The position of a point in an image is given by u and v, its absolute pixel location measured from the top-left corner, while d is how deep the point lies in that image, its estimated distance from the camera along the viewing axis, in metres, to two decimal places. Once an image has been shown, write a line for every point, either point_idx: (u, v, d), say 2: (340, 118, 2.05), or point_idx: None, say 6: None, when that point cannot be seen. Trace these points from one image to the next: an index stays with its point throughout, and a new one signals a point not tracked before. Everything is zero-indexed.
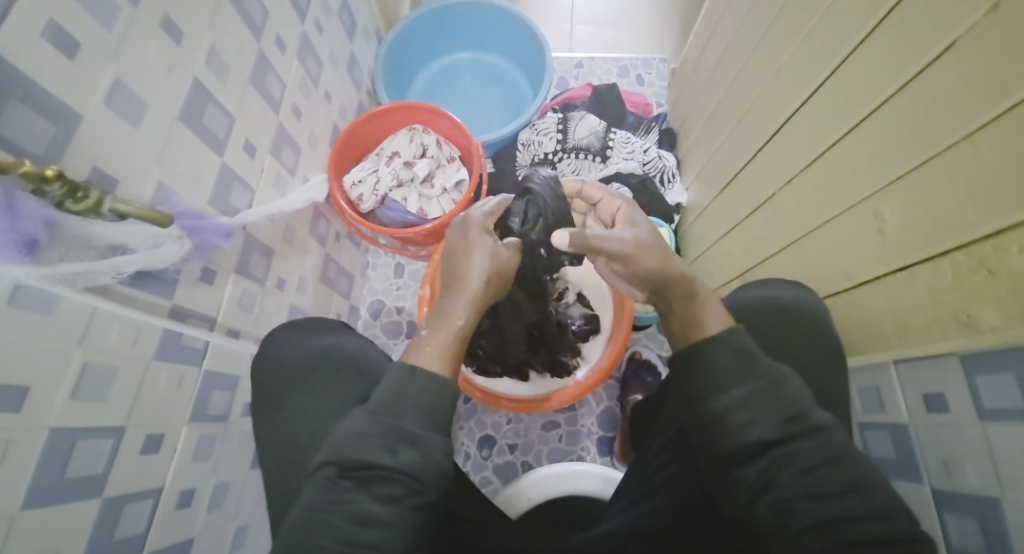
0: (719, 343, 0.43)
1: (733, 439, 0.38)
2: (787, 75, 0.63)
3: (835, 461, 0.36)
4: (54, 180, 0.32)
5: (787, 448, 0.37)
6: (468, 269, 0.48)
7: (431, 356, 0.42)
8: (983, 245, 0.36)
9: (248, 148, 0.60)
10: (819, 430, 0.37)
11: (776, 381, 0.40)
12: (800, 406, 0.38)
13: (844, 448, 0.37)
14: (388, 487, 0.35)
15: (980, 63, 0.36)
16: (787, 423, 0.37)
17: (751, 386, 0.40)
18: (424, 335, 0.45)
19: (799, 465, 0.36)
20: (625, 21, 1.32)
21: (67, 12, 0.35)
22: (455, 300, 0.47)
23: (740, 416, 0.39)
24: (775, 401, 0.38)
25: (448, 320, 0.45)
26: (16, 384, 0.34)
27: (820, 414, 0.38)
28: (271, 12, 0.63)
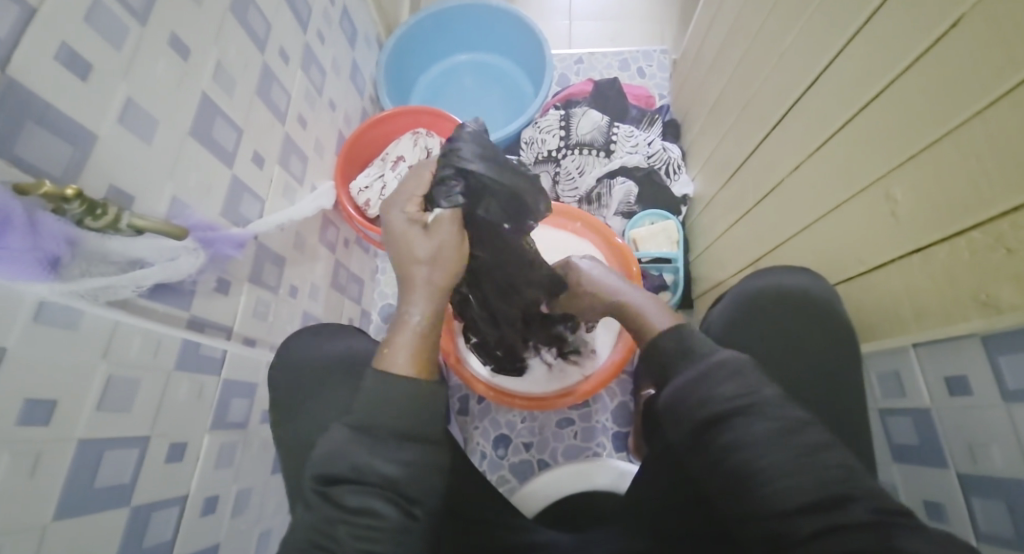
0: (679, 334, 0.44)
1: (694, 417, 0.38)
2: (790, 60, 0.63)
3: (791, 433, 0.34)
4: (73, 199, 0.33)
5: (741, 423, 0.35)
6: (410, 260, 0.48)
7: (399, 359, 0.42)
8: (1000, 222, 0.35)
9: (257, 159, 0.61)
10: (773, 405, 0.35)
11: (726, 360, 0.39)
12: (756, 382, 0.37)
13: (803, 421, 0.35)
14: (365, 498, 0.34)
15: (988, 38, 0.35)
16: (741, 398, 0.36)
17: (708, 365, 0.39)
18: (387, 341, 0.44)
19: (755, 440, 0.34)
20: (624, 14, 1.31)
21: (78, 34, 0.36)
22: (412, 297, 0.47)
23: (694, 398, 0.38)
24: (729, 376, 0.38)
25: (405, 323, 0.45)
26: (44, 399, 0.35)
27: (772, 389, 0.36)
28: (273, 24, 0.63)
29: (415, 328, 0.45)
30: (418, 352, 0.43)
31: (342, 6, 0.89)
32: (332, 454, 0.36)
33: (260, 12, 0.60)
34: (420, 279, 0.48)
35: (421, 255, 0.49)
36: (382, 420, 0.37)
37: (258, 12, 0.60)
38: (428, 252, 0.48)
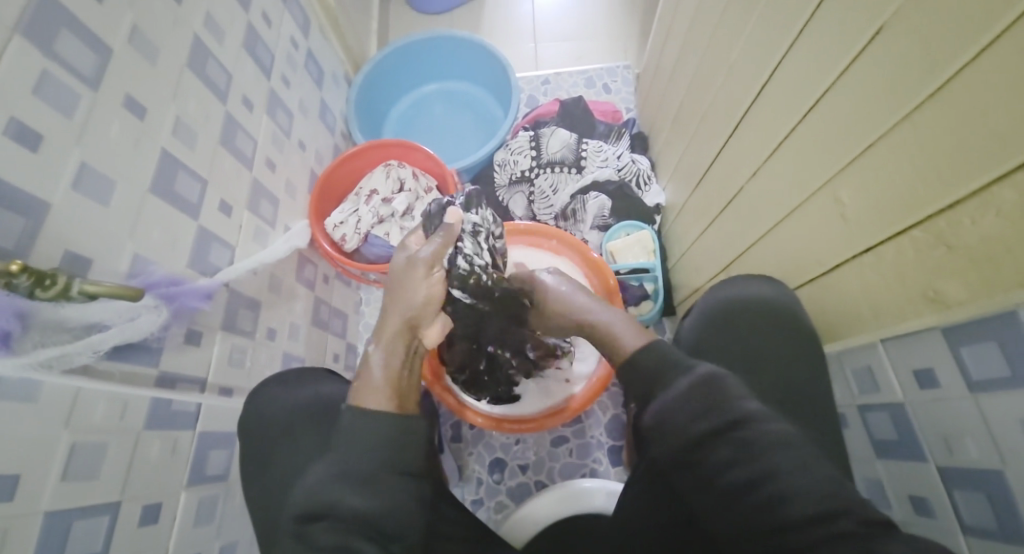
0: (645, 357, 0.46)
1: (668, 442, 0.40)
2: (739, 71, 0.65)
3: (757, 449, 0.37)
4: (20, 273, 0.33)
5: (715, 445, 0.38)
6: (396, 304, 0.56)
7: (369, 396, 0.46)
8: (938, 220, 0.36)
9: (224, 207, 0.61)
10: (738, 421, 0.38)
11: (700, 377, 0.42)
12: (716, 400, 0.40)
13: (780, 436, 0.37)
14: (345, 532, 0.37)
15: (909, 44, 0.36)
16: (705, 421, 0.39)
17: (668, 391, 0.42)
18: (359, 382, 0.50)
19: (726, 459, 0.37)
20: (585, 33, 1.34)
21: (24, 108, 0.36)
22: (384, 339, 0.54)
23: (674, 413, 0.41)
24: (690, 401, 0.40)
25: (375, 362, 0.51)
26: (6, 474, 0.35)
27: (746, 405, 0.39)
28: (234, 73, 0.64)
29: (379, 368, 0.50)
30: (385, 387, 0.48)
31: (307, 49, 0.90)
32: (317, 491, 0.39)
33: (219, 64, 0.61)
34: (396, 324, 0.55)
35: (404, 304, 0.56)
36: (366, 452, 0.41)
37: (218, 64, 0.61)
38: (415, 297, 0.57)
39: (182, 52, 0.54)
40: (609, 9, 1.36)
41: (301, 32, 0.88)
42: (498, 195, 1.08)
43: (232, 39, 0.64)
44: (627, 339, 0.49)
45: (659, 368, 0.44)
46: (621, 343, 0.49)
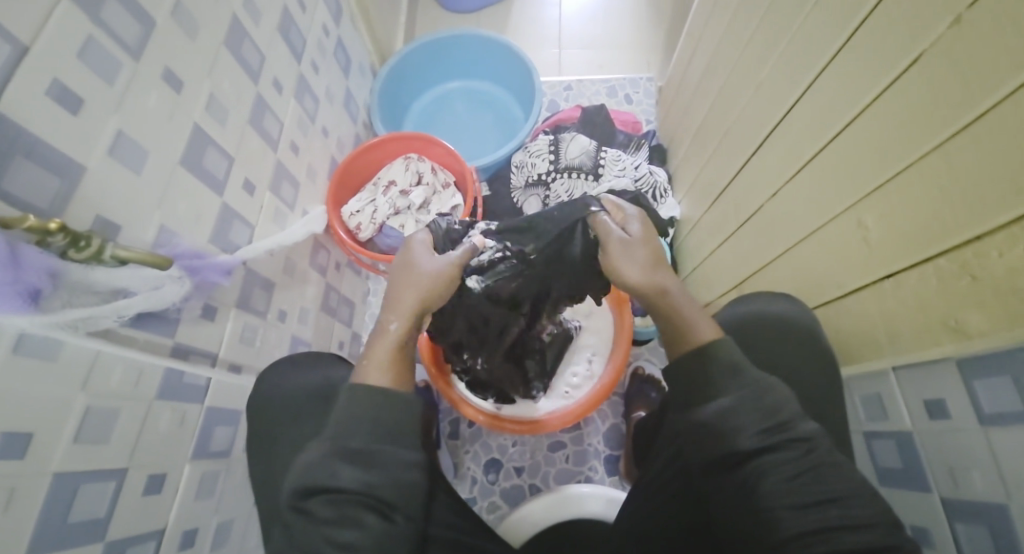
0: (707, 356, 0.45)
1: (721, 444, 0.41)
2: (766, 90, 0.65)
3: (817, 470, 0.38)
4: (57, 232, 0.33)
5: (770, 457, 0.39)
6: (414, 277, 0.53)
7: (375, 370, 0.45)
8: (964, 250, 0.37)
9: (248, 186, 0.62)
10: (804, 440, 0.39)
11: (761, 392, 0.42)
12: (786, 415, 0.40)
13: (830, 461, 0.38)
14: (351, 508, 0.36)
15: (946, 74, 0.36)
16: (773, 431, 0.39)
17: (735, 394, 0.42)
18: (365, 351, 0.48)
19: (780, 473, 0.38)
20: (611, 43, 1.35)
21: (70, 71, 0.37)
22: (396, 309, 0.51)
23: (727, 424, 0.41)
24: (761, 409, 0.41)
25: (385, 332, 0.49)
26: (22, 430, 0.35)
27: (804, 425, 0.40)
28: (268, 55, 0.65)
29: (392, 339, 0.48)
30: (392, 363, 0.46)
31: (337, 37, 0.91)
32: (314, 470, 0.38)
33: (255, 45, 0.62)
34: (410, 294, 0.52)
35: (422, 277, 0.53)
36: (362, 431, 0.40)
37: (253, 45, 0.61)
38: (434, 273, 0.53)
39: (220, 30, 0.55)
40: (635, 21, 1.37)
41: (333, 20, 0.89)
42: (513, 196, 1.08)
43: (269, 21, 0.65)
44: (701, 326, 0.48)
45: (723, 377, 0.44)
46: (694, 331, 0.48)
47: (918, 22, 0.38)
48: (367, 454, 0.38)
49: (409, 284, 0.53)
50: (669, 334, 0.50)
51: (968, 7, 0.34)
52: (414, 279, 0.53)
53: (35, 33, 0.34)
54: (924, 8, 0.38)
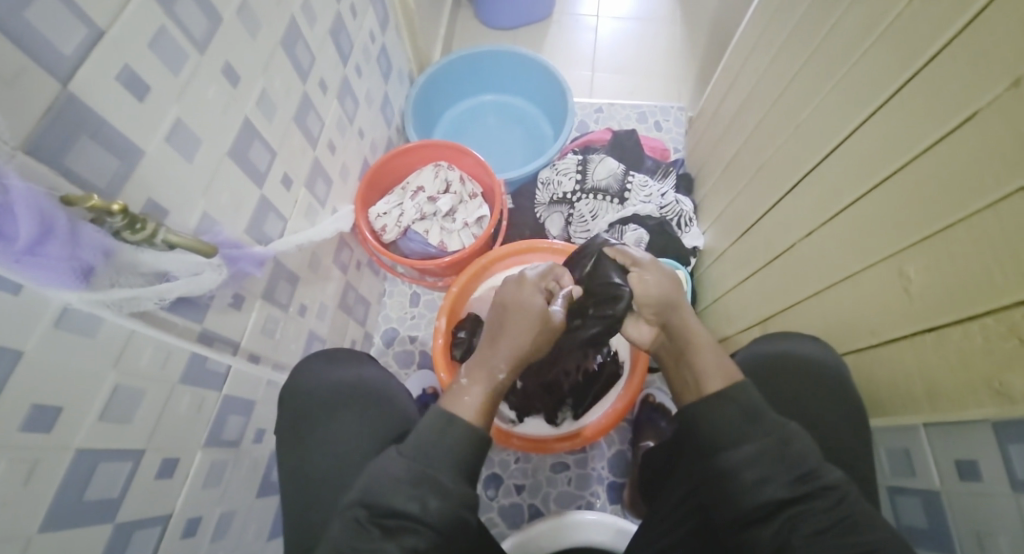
0: (727, 398, 0.45)
1: (749, 497, 0.40)
2: (806, 130, 0.65)
3: (847, 521, 0.38)
4: (117, 213, 0.34)
5: (801, 508, 0.38)
6: (519, 316, 0.51)
7: (469, 407, 0.44)
8: (1012, 311, 0.36)
9: (286, 181, 0.63)
10: (832, 488, 0.39)
11: (785, 440, 0.41)
12: (812, 464, 0.40)
13: (857, 510, 0.39)
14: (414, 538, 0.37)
15: (1001, 133, 0.36)
16: (801, 481, 0.39)
17: (759, 442, 0.41)
18: (463, 383, 0.47)
19: (812, 525, 0.38)
20: (644, 70, 1.36)
21: (140, 59, 0.38)
22: (502, 348, 0.49)
23: (754, 473, 0.40)
24: (786, 461, 0.40)
25: (490, 371, 0.48)
26: (50, 404, 0.35)
27: (829, 472, 0.40)
28: (318, 57, 0.66)
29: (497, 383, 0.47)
30: (488, 405, 0.45)
31: (382, 43, 0.93)
32: (393, 486, 0.38)
33: (307, 46, 0.63)
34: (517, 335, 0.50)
35: (532, 321, 0.51)
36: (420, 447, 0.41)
37: (306, 46, 0.63)
38: (538, 314, 0.52)
39: (279, 30, 0.56)
40: (670, 51, 1.38)
41: (380, 27, 0.91)
42: (537, 212, 1.09)
43: (323, 23, 0.67)
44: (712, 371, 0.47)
45: (746, 421, 0.43)
46: (704, 376, 0.47)
47: (975, 79, 0.38)
48: (407, 467, 0.40)
49: (518, 327, 0.50)
50: (686, 376, 0.50)
51: None
52: (523, 322, 0.51)
53: (112, 18, 0.35)
54: (985, 65, 0.37)
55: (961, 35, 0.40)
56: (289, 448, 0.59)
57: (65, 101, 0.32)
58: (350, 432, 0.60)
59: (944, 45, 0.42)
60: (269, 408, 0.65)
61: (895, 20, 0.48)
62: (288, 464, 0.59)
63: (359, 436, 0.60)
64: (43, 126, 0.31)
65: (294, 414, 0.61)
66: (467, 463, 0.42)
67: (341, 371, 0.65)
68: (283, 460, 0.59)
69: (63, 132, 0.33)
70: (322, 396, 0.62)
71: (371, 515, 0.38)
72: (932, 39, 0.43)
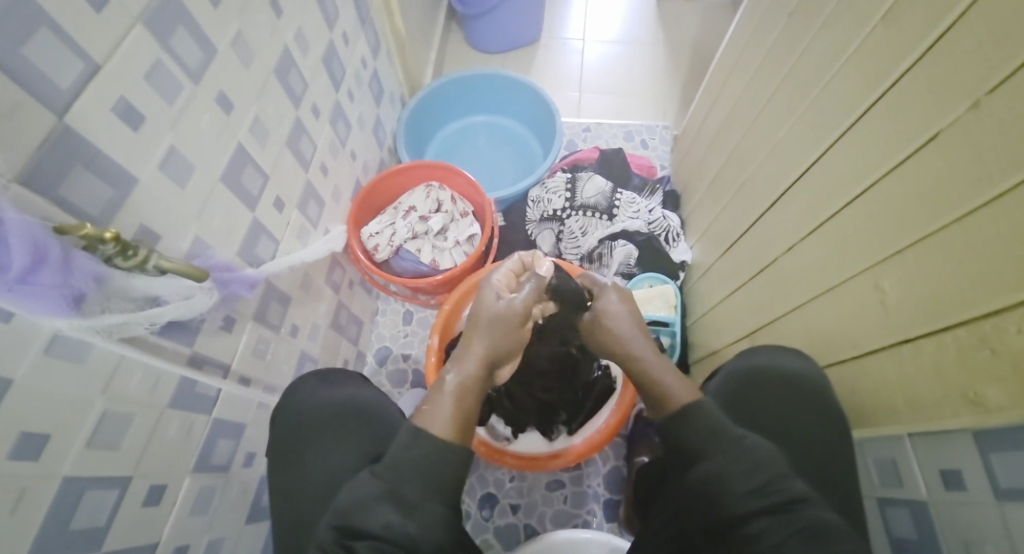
0: (687, 417, 0.45)
1: (713, 509, 0.42)
2: (783, 149, 0.67)
3: (801, 535, 0.38)
4: (110, 241, 0.35)
5: (759, 522, 0.39)
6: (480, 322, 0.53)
7: (433, 419, 0.45)
8: (983, 323, 0.37)
9: (278, 204, 0.64)
10: (792, 503, 0.39)
11: (744, 452, 0.42)
12: (771, 477, 0.41)
13: (827, 525, 0.39)
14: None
15: (963, 152, 0.38)
16: (759, 494, 0.40)
17: (714, 458, 0.43)
18: (428, 397, 0.48)
19: (770, 539, 0.39)
20: (630, 91, 1.40)
21: (135, 90, 0.39)
22: (465, 359, 0.50)
23: (717, 486, 0.42)
24: (740, 475, 0.41)
25: (448, 379, 0.49)
26: (38, 432, 0.35)
27: (793, 487, 0.40)
28: (310, 83, 0.68)
29: (456, 391, 0.48)
30: (453, 415, 0.45)
31: (373, 68, 0.95)
32: (362, 505, 0.40)
33: (300, 73, 0.65)
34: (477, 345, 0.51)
35: (486, 328, 0.52)
36: (408, 471, 0.41)
37: (298, 73, 0.64)
38: (495, 317, 0.53)
39: (272, 59, 0.58)
40: (654, 72, 1.42)
41: (371, 53, 0.93)
42: (528, 229, 1.10)
43: (315, 51, 0.68)
44: (678, 384, 0.49)
45: (705, 436, 0.44)
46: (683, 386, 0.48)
47: (937, 101, 0.40)
48: (395, 491, 0.40)
49: (474, 336, 0.52)
50: (650, 390, 0.51)
51: (986, 93, 0.35)
52: (479, 329, 0.53)
53: (109, 52, 0.36)
54: (946, 89, 0.39)
55: (923, 59, 0.42)
56: (281, 471, 0.59)
57: (60, 132, 0.33)
58: (341, 454, 0.60)
59: (908, 70, 0.44)
60: (260, 430, 0.65)
61: (862, 45, 0.50)
62: (279, 488, 0.58)
63: (352, 458, 0.59)
64: (38, 157, 0.32)
65: (286, 436, 0.61)
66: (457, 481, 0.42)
67: (333, 392, 0.65)
68: (274, 484, 0.59)
69: (58, 162, 0.33)
70: (315, 417, 0.62)
71: (340, 536, 0.39)
72: (896, 64, 0.45)
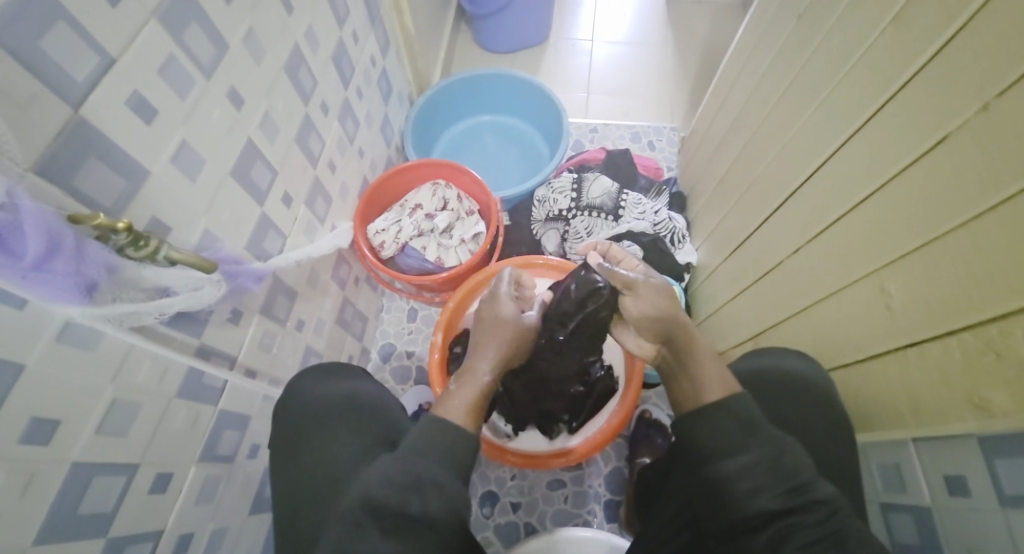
0: (726, 411, 0.45)
1: (744, 504, 0.41)
2: (790, 152, 0.67)
3: (834, 537, 0.38)
4: (122, 231, 0.35)
5: (792, 520, 0.39)
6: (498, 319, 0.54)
7: (460, 410, 0.46)
8: (989, 326, 0.37)
9: (286, 199, 0.64)
10: (824, 503, 0.40)
11: (780, 452, 0.42)
12: (805, 477, 0.40)
13: (847, 526, 0.39)
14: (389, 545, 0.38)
15: (972, 155, 0.38)
16: (793, 493, 0.40)
17: (754, 453, 0.42)
18: (452, 388, 0.48)
19: (800, 537, 0.38)
20: (638, 92, 1.40)
21: (149, 84, 0.40)
22: (487, 352, 0.51)
23: (749, 483, 0.41)
24: (780, 472, 0.41)
25: (476, 374, 0.49)
26: (49, 417, 0.35)
27: (822, 487, 0.40)
28: (320, 80, 0.69)
29: (484, 385, 0.48)
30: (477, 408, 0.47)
31: (382, 66, 0.96)
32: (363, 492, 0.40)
33: (309, 70, 0.65)
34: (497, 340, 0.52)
35: (508, 326, 0.54)
36: (408, 465, 0.41)
37: (308, 70, 0.65)
38: (513, 316, 0.55)
39: (282, 55, 0.58)
40: (663, 74, 1.42)
41: (381, 51, 0.94)
42: (533, 229, 1.11)
43: (325, 48, 0.69)
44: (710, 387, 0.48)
45: (743, 432, 0.44)
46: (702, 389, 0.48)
47: (947, 104, 0.40)
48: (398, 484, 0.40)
49: (495, 334, 0.53)
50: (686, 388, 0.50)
51: (996, 96, 0.35)
52: (496, 326, 0.53)
53: (123, 47, 0.37)
54: (955, 92, 0.39)
55: (933, 62, 0.42)
56: (285, 463, 0.60)
57: (75, 124, 0.34)
58: (345, 447, 0.60)
59: (917, 72, 0.44)
60: (265, 423, 0.65)
61: (871, 47, 0.50)
62: (284, 480, 0.59)
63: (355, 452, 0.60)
64: (54, 148, 0.33)
65: (291, 429, 0.61)
66: (458, 476, 0.42)
67: (338, 387, 0.66)
68: (278, 476, 0.59)
69: (73, 154, 0.34)
70: (319, 411, 0.63)
71: (354, 524, 0.39)
72: (906, 67, 0.45)
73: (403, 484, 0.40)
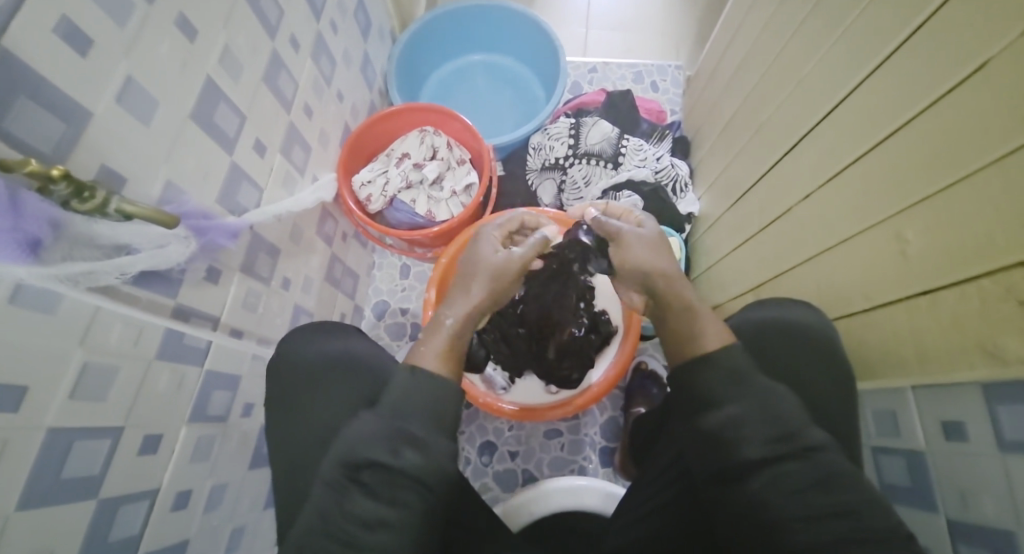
0: (711, 364, 0.44)
1: (729, 454, 0.40)
2: (806, 89, 0.62)
3: (828, 482, 0.37)
4: (60, 181, 0.31)
5: (781, 466, 0.38)
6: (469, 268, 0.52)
7: (426, 356, 0.44)
8: (1012, 273, 0.34)
9: (259, 146, 0.60)
10: (814, 449, 0.38)
11: (767, 400, 0.41)
12: (795, 426, 0.39)
13: (840, 469, 0.38)
14: (398, 490, 0.36)
15: (1012, 83, 0.34)
16: (780, 442, 0.39)
17: (740, 402, 0.41)
18: (422, 336, 0.47)
19: (790, 484, 0.37)
20: (640, 28, 1.30)
21: (80, 8, 0.34)
22: (456, 300, 0.49)
23: (733, 433, 0.40)
24: (767, 421, 0.40)
25: (439, 320, 0.48)
26: (13, 385, 0.33)
27: (814, 434, 0.39)
28: (287, 11, 0.62)
29: (447, 329, 0.47)
30: (444, 352, 0.45)
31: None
32: (353, 445, 0.38)
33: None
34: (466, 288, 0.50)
35: (477, 278, 0.50)
36: (400, 420, 0.39)
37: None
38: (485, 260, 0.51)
39: None
40: (668, 5, 1.32)
41: None
42: (528, 178, 1.06)
43: None
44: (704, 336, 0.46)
45: (733, 382, 0.43)
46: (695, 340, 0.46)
47: (988, 23, 0.36)
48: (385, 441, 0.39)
49: (466, 281, 0.51)
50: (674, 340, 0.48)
51: None
52: (470, 275, 0.51)
53: None
54: (1000, 7, 0.35)
55: None
56: (277, 419, 0.59)
57: None
58: (338, 404, 0.59)
59: None
60: (256, 382, 0.64)
61: None
62: (276, 437, 0.58)
63: (348, 408, 0.59)
64: None
65: (281, 387, 0.60)
66: (450, 428, 0.41)
67: (327, 344, 0.64)
68: (273, 432, 0.59)
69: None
70: (310, 370, 0.61)
71: (346, 474, 0.37)
72: None
73: (389, 430, 0.38)
